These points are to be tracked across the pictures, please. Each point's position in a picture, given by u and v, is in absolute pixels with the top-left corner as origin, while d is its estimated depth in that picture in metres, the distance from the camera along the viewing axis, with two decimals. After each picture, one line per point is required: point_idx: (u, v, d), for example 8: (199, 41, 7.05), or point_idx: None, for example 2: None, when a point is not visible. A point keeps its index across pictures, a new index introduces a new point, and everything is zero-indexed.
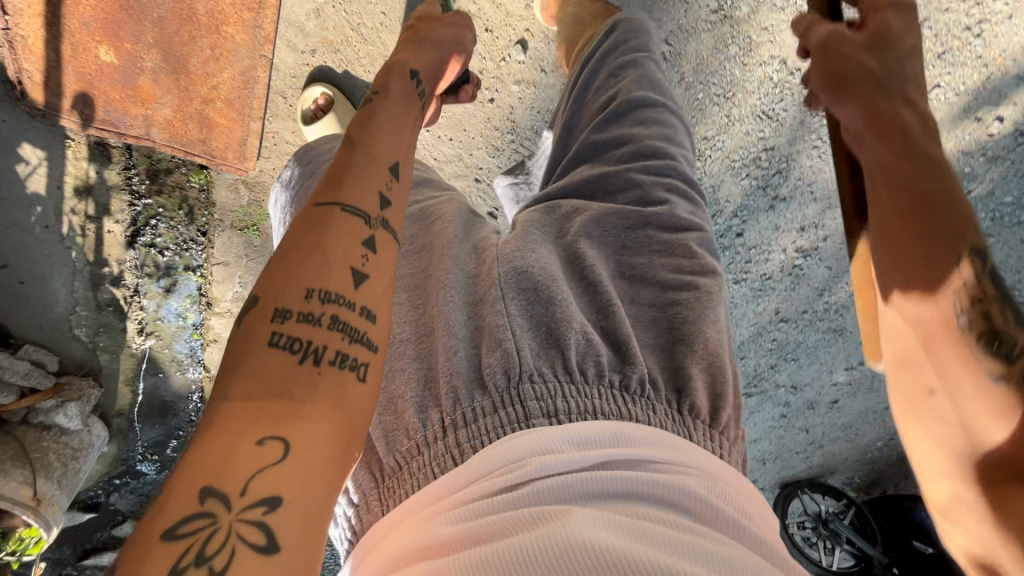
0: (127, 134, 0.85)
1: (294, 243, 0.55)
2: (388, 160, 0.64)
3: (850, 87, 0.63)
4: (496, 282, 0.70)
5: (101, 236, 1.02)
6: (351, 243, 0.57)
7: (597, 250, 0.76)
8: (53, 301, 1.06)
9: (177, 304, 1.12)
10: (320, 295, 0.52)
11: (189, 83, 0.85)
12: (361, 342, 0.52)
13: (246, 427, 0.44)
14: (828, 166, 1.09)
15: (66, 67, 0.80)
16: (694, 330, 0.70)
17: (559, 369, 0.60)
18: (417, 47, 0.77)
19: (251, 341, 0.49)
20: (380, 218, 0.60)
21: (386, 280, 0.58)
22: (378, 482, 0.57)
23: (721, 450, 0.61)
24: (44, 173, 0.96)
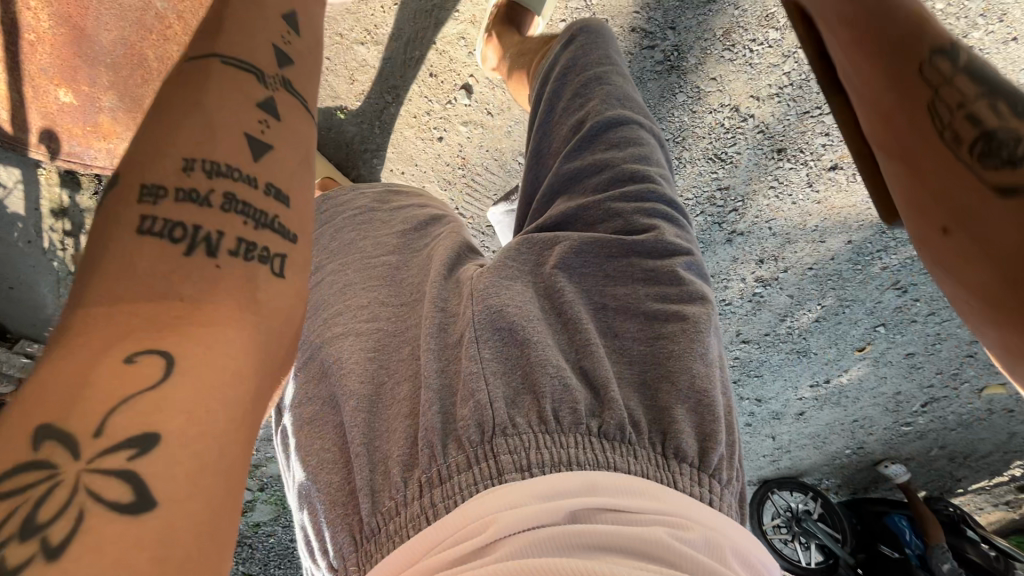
0: (93, 165, 0.91)
1: (170, 102, 0.49)
2: (279, 11, 0.59)
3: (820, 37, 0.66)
4: (469, 324, 0.62)
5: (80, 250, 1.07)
6: (243, 107, 0.51)
7: (575, 287, 0.67)
8: (41, 304, 1.11)
9: None
10: (205, 167, 0.46)
11: None
12: (272, 227, 0.47)
13: (109, 344, 0.37)
14: (785, 206, 1.07)
15: (30, 107, 0.85)
16: (679, 367, 0.60)
17: (534, 420, 0.54)
18: None
19: (119, 226, 0.43)
20: (281, 78, 0.55)
21: (295, 152, 0.52)
22: (358, 546, 0.52)
23: (716, 499, 0.54)
24: (21, 196, 1.02)
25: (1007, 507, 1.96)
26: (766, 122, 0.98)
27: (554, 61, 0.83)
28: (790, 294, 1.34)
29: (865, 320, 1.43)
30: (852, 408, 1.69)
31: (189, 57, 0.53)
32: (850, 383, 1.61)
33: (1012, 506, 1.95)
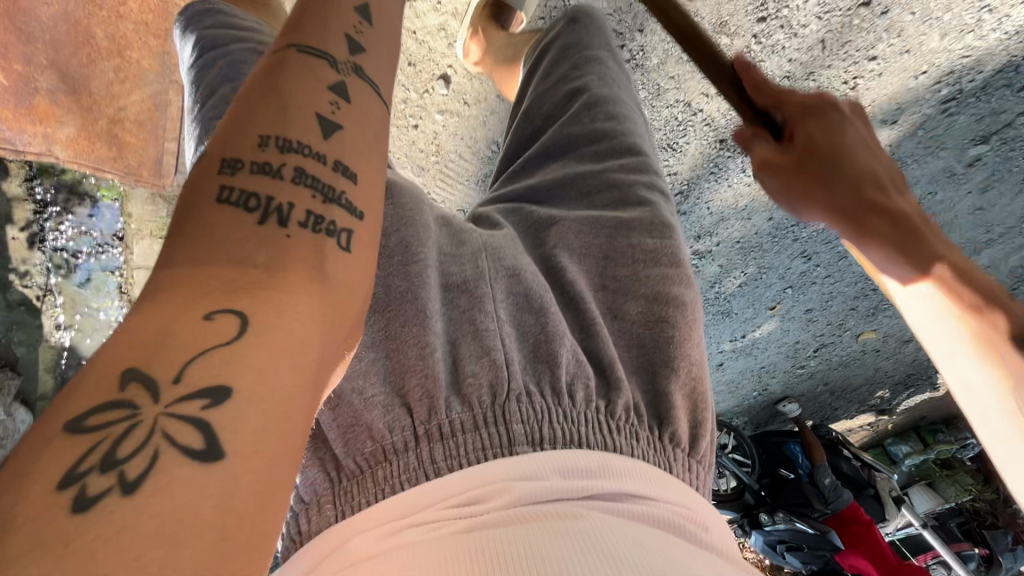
0: (27, 152, 0.83)
1: (249, 85, 0.51)
2: (351, 5, 0.60)
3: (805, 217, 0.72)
4: (487, 278, 0.68)
5: (5, 243, 0.98)
6: (316, 87, 0.51)
7: (573, 263, 0.76)
8: None
9: (97, 304, 1.08)
10: (278, 143, 0.47)
11: (92, 104, 0.86)
12: (338, 202, 0.47)
13: (195, 298, 0.38)
14: (722, 188, 1.20)
15: None
16: (679, 356, 0.68)
17: (546, 390, 0.57)
18: None
19: (201, 198, 0.44)
20: (352, 66, 0.56)
21: (363, 132, 0.52)
22: (337, 484, 0.53)
23: (697, 481, 0.61)
24: None
25: (869, 425, 2.36)
26: (712, 117, 1.09)
27: (556, 36, 0.93)
28: (720, 263, 1.53)
29: (777, 283, 1.65)
30: (762, 356, 1.95)
31: (272, 50, 0.55)
32: (762, 336, 1.86)
33: (873, 426, 2.37)
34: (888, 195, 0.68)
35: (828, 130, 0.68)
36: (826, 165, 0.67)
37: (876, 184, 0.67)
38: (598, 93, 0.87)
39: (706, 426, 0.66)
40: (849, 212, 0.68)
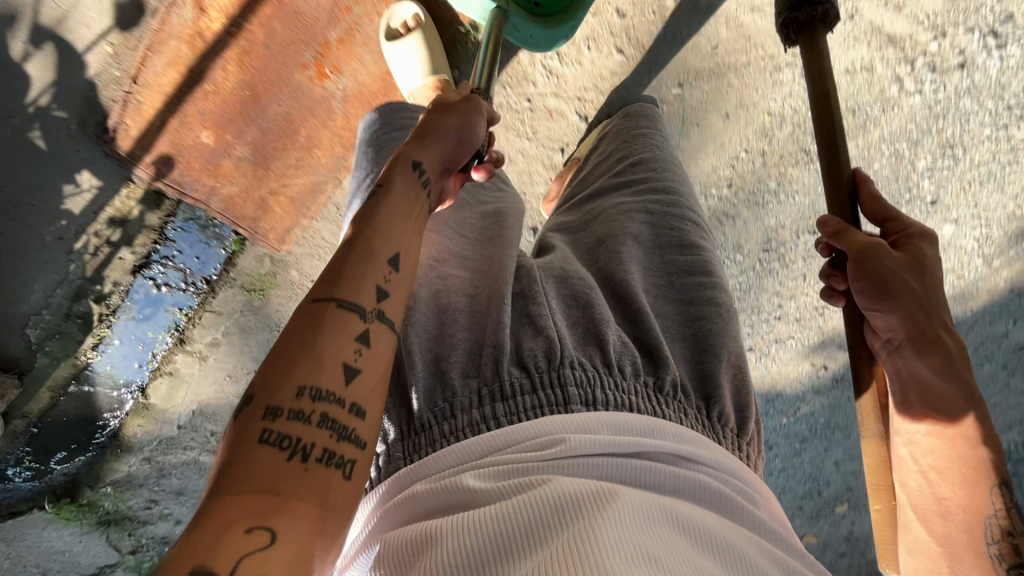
0: (190, 196, 1.00)
1: (287, 337, 0.52)
2: (386, 252, 0.59)
3: (892, 302, 0.64)
4: (537, 280, 0.74)
5: (110, 259, 1.07)
6: (346, 337, 0.53)
7: (634, 263, 0.81)
8: (26, 297, 1.08)
9: (150, 332, 1.15)
10: (311, 393, 0.49)
11: (266, 176, 1.02)
12: (349, 439, 0.50)
13: (235, 513, 0.42)
14: None
15: (164, 135, 0.95)
16: (718, 343, 0.73)
17: (598, 361, 0.63)
18: (421, 136, 0.71)
19: (242, 438, 0.47)
20: (378, 311, 0.56)
21: (379, 382, 0.54)
22: (405, 437, 0.60)
23: (748, 458, 0.66)
24: (86, 198, 1.01)
25: None
26: None
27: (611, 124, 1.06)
28: None
29: None
30: None
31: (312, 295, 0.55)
32: None
33: None
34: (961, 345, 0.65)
35: (935, 257, 0.67)
36: (927, 278, 0.65)
37: (962, 353, 0.65)
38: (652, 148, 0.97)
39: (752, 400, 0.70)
40: (931, 341, 0.64)
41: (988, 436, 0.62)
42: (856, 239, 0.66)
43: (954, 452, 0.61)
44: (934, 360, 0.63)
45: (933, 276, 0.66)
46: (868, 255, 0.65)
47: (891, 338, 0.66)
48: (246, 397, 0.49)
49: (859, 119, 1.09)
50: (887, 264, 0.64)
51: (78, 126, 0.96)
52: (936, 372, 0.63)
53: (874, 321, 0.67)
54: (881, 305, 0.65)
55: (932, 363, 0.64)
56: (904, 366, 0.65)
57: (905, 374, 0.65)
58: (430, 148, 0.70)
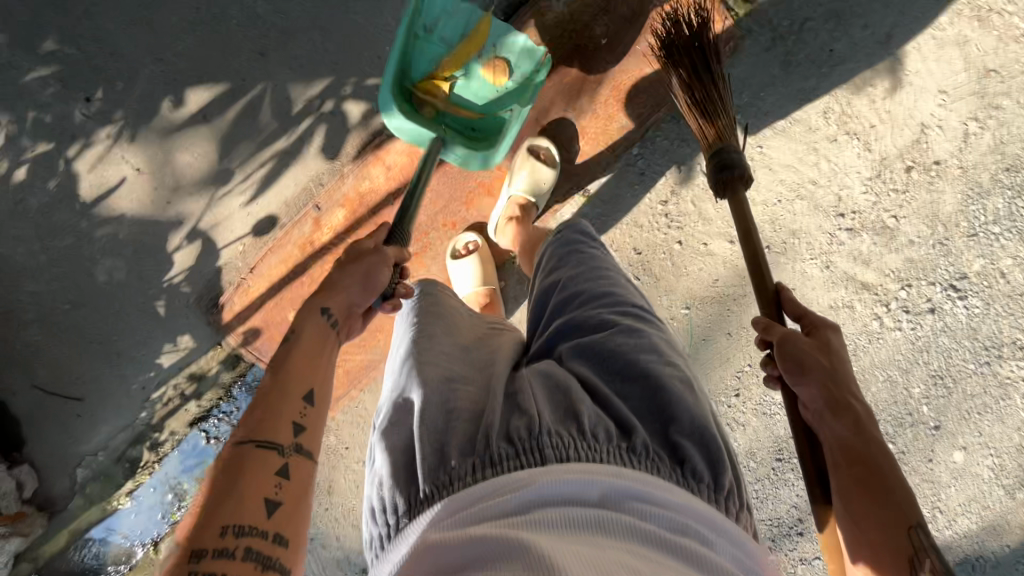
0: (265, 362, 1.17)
1: (211, 485, 0.57)
2: (300, 387, 0.66)
3: (807, 376, 0.70)
4: (524, 371, 0.73)
5: (177, 410, 1.21)
6: (263, 474, 0.58)
7: (581, 368, 0.73)
8: (90, 437, 1.19)
9: (185, 483, 1.23)
10: (233, 531, 0.53)
11: (334, 350, 1.18)
12: (273, 568, 0.54)
13: None
14: None
15: (260, 312, 1.14)
16: (678, 411, 0.65)
17: (573, 428, 0.61)
18: (331, 284, 0.77)
19: None
20: (296, 445, 0.62)
21: (303, 504, 0.59)
22: (411, 508, 0.58)
23: (733, 515, 0.61)
24: (178, 356, 1.17)
25: None
26: None
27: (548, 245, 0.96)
28: None
29: None
30: None
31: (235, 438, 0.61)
32: None
33: None
34: (867, 414, 0.66)
35: (840, 345, 0.73)
36: (837, 361, 0.71)
37: (876, 420, 0.66)
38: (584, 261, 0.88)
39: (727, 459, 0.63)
40: (844, 412, 0.66)
41: (908, 507, 0.59)
42: (779, 331, 0.75)
43: (872, 514, 0.59)
44: (851, 431, 0.65)
45: (833, 355, 0.71)
46: (786, 342, 0.73)
47: (816, 409, 0.69)
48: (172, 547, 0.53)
49: (849, 348, 1.20)
50: (799, 341, 0.72)
51: (195, 300, 1.15)
52: (850, 435, 0.64)
53: (801, 395, 0.71)
54: (800, 376, 0.70)
55: (846, 428, 0.65)
56: (829, 436, 0.66)
57: (830, 441, 0.66)
58: (337, 293, 0.76)
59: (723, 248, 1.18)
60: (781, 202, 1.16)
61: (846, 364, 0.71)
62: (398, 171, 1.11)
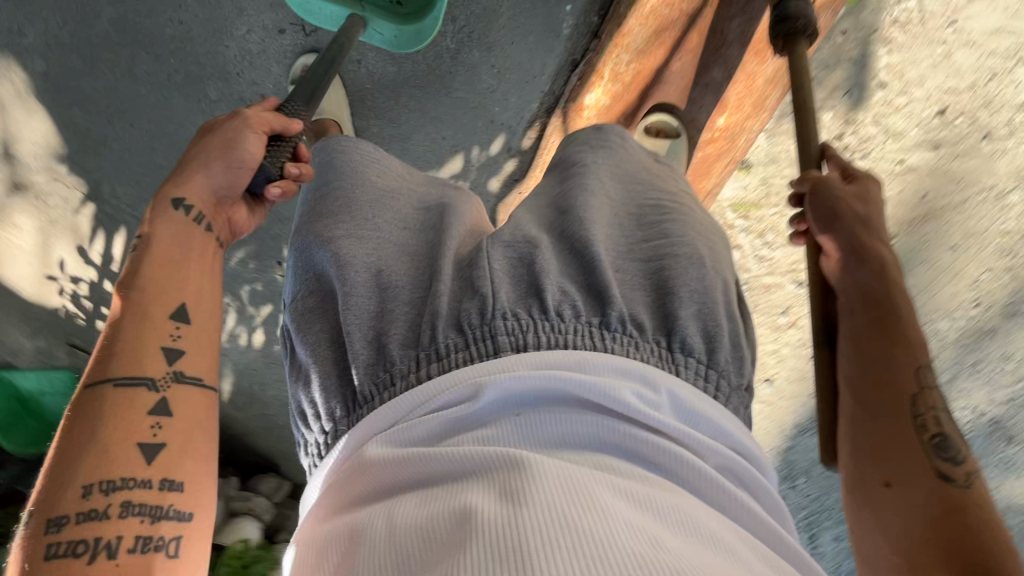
0: None
1: (69, 435, 0.54)
2: (167, 307, 0.61)
3: (839, 224, 0.76)
4: (484, 247, 0.65)
5: None
6: (136, 416, 0.56)
7: (596, 221, 0.70)
8: None
9: None
10: (103, 487, 0.52)
11: None
12: (162, 516, 0.54)
13: None
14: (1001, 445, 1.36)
15: None
16: (676, 281, 0.66)
17: (534, 310, 0.60)
18: (185, 166, 0.68)
19: (33, 558, 0.50)
20: (173, 373, 0.59)
21: (192, 437, 0.59)
22: (352, 411, 0.61)
23: (712, 387, 0.63)
24: None
25: None
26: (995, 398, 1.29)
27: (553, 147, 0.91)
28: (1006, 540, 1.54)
29: None
30: None
31: (87, 383, 0.57)
32: None
33: None
34: (892, 261, 0.75)
35: (879, 195, 0.79)
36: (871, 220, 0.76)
37: (897, 264, 0.75)
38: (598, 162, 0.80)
39: (726, 332, 0.65)
40: (877, 266, 0.74)
41: (921, 344, 0.71)
42: (813, 176, 0.78)
43: (889, 348, 0.70)
44: (877, 278, 0.73)
45: (869, 203, 0.77)
46: (822, 186, 0.77)
47: (841, 254, 0.76)
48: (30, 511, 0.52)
49: None
50: (839, 191, 0.77)
51: None
52: (876, 277, 0.73)
53: (826, 243, 0.78)
54: (835, 229, 0.76)
55: (875, 272, 0.73)
56: (853, 278, 0.75)
57: (853, 282, 0.74)
58: (194, 177, 0.66)
59: (926, 156, 1.01)
60: (995, 77, 0.93)
61: (879, 214, 0.77)
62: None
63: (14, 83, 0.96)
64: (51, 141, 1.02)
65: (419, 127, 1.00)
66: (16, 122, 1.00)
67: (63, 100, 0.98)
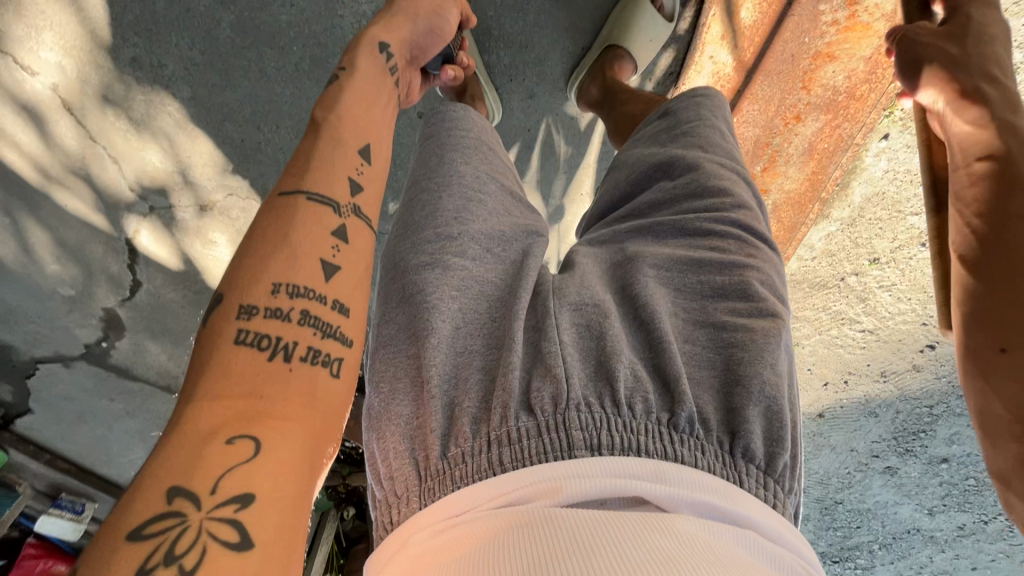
0: None
1: (263, 233, 0.61)
2: (355, 143, 0.70)
3: (927, 69, 0.85)
4: (551, 312, 0.73)
5: None
6: (319, 234, 0.62)
7: (656, 286, 0.80)
8: None
9: None
10: (287, 289, 0.58)
11: None
12: (332, 336, 0.59)
13: (212, 429, 0.48)
14: None
15: None
16: (749, 373, 0.69)
17: (607, 402, 0.62)
18: (393, 17, 0.81)
19: (221, 338, 0.54)
20: (351, 205, 0.66)
21: (359, 269, 0.65)
22: (423, 472, 0.61)
23: (776, 499, 0.62)
24: None
25: None
26: None
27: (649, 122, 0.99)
28: None
29: None
30: None
31: (282, 191, 0.64)
32: None
33: None
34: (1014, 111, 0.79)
35: (985, 26, 0.85)
36: (971, 39, 0.83)
37: (1007, 112, 0.78)
38: (693, 166, 0.89)
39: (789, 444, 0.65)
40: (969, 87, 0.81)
41: None
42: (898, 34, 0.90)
43: (1002, 199, 0.74)
44: (980, 121, 0.79)
45: (974, 51, 0.83)
46: (907, 40, 0.88)
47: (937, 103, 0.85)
48: (219, 299, 0.57)
49: None
50: (931, 34, 0.86)
51: None
52: (977, 122, 0.79)
53: (921, 94, 0.87)
54: (920, 84, 0.86)
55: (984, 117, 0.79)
56: (952, 129, 0.82)
57: (954, 132, 0.82)
58: (400, 30, 0.81)
59: None
60: None
61: (992, 50, 0.84)
62: (730, 86, 1.05)
63: (171, 113, 1.02)
64: (217, 160, 1.09)
65: (554, 43, 1.02)
66: (184, 149, 1.07)
67: (215, 118, 1.03)
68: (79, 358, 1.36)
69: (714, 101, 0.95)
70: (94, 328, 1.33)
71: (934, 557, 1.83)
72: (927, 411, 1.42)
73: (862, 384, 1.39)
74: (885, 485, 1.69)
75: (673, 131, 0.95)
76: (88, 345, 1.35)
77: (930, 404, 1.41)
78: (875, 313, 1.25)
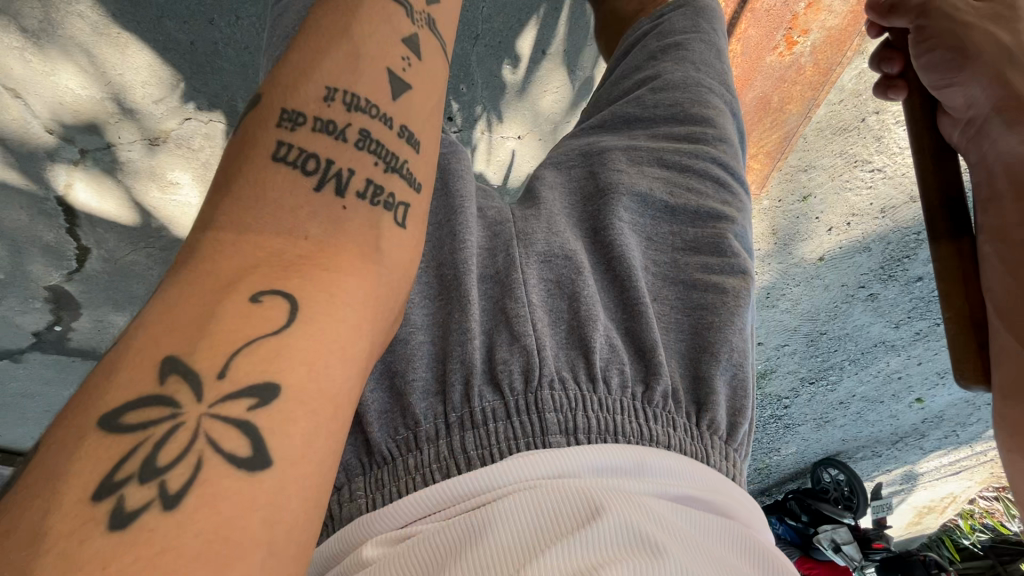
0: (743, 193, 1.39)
1: (321, 25, 0.49)
2: None
3: (968, 64, 0.66)
4: (519, 265, 0.59)
5: None
6: (390, 39, 0.50)
7: (631, 229, 0.68)
8: None
9: None
10: (344, 100, 0.46)
11: (746, 148, 1.34)
12: (400, 173, 0.47)
13: (242, 277, 0.37)
14: None
15: None
16: (717, 339, 0.61)
17: (582, 377, 0.52)
18: None
19: (257, 148, 0.43)
20: (425, 19, 0.54)
21: (429, 96, 0.52)
22: (368, 471, 0.47)
23: (733, 471, 0.57)
24: None
25: None
26: None
27: (635, 33, 0.90)
28: None
29: None
30: None
31: None
32: None
33: None
34: None
35: None
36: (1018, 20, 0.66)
37: None
38: (676, 76, 0.80)
39: (747, 417, 0.60)
40: (966, 33, 0.66)
41: None
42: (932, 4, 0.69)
43: None
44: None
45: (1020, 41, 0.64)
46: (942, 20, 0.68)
47: (975, 113, 0.65)
48: (259, 102, 0.46)
49: None
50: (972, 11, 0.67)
51: None
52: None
53: (953, 99, 0.67)
54: (954, 82, 0.67)
55: None
56: (991, 144, 0.64)
57: (988, 151, 0.64)
58: None
59: None
60: None
61: None
62: None
63: (82, 15, 0.82)
64: (161, 74, 0.89)
65: None
66: (111, 64, 0.86)
67: (151, 14, 0.84)
68: (30, 350, 1.03)
69: (696, 10, 0.87)
70: (40, 312, 1.01)
71: (891, 362, 1.88)
72: (914, 237, 1.52)
73: (863, 223, 1.48)
74: (865, 311, 1.69)
75: (665, 40, 0.85)
76: (39, 333, 1.02)
77: (918, 230, 1.51)
78: (886, 151, 1.37)
